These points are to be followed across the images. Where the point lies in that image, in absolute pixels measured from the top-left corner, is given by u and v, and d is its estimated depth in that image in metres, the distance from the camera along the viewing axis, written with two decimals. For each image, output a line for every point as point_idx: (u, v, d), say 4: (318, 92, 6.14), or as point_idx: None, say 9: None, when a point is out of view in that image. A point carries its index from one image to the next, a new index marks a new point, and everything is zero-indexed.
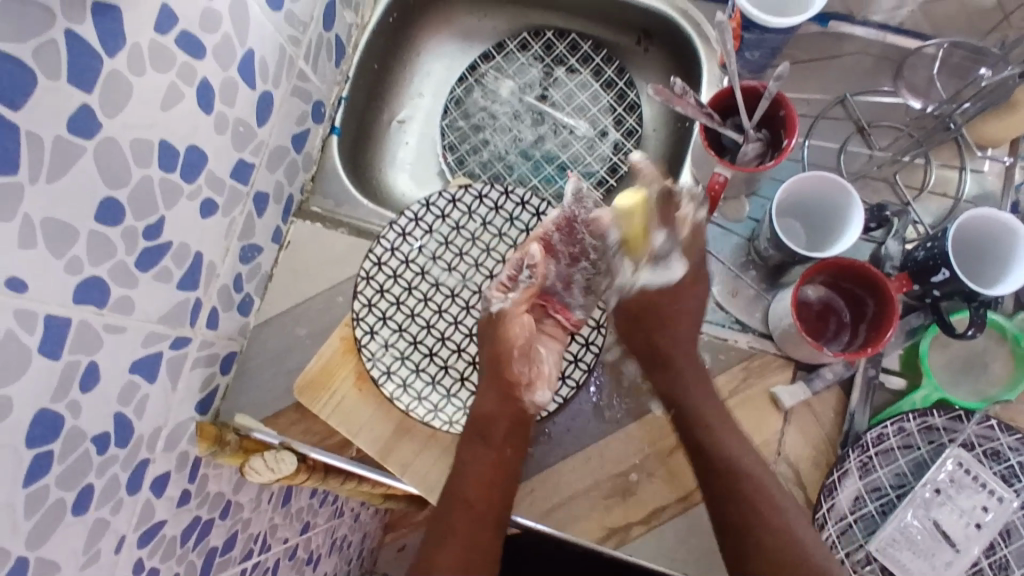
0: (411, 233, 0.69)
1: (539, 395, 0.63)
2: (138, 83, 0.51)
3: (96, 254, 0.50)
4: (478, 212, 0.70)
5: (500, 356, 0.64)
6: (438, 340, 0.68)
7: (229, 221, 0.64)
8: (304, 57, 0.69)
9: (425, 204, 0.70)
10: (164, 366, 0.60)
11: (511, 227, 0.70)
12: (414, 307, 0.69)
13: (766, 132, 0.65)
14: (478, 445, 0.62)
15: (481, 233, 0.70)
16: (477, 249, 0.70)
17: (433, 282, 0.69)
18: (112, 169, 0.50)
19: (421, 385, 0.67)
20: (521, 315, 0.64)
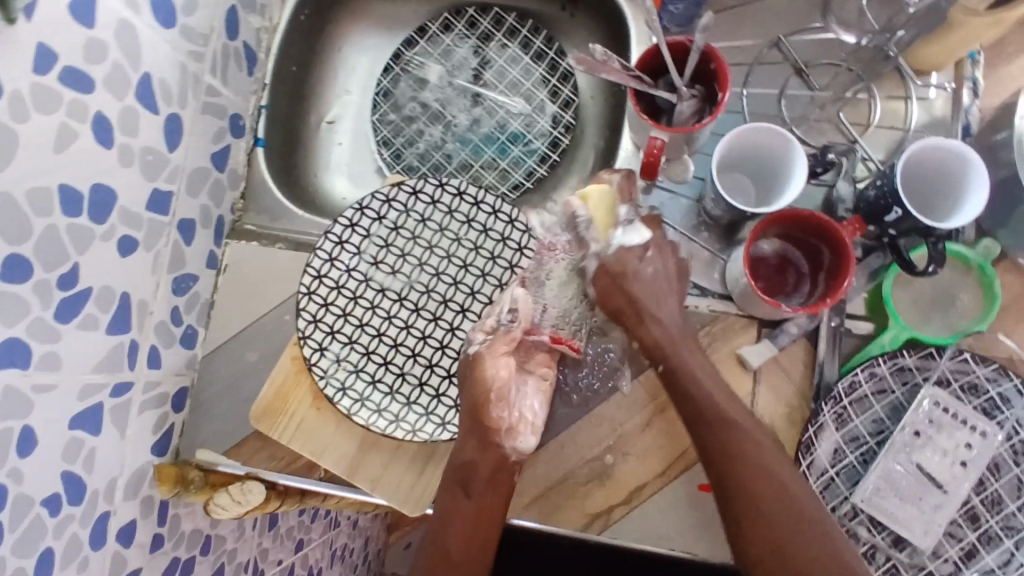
0: (348, 240, 0.66)
1: (520, 439, 0.59)
2: (24, 128, 0.47)
3: (9, 313, 0.47)
4: (416, 209, 0.67)
5: (478, 405, 0.59)
6: (391, 347, 0.66)
7: (155, 255, 0.61)
8: (210, 71, 0.65)
9: (359, 208, 0.66)
10: (107, 416, 0.58)
11: (453, 220, 0.67)
12: (362, 316, 0.66)
13: (700, 86, 0.63)
14: (461, 501, 0.60)
15: (422, 231, 0.68)
16: (420, 248, 0.68)
17: (378, 288, 0.67)
18: (11, 222, 0.47)
19: (379, 397, 0.64)
20: (499, 357, 0.59)
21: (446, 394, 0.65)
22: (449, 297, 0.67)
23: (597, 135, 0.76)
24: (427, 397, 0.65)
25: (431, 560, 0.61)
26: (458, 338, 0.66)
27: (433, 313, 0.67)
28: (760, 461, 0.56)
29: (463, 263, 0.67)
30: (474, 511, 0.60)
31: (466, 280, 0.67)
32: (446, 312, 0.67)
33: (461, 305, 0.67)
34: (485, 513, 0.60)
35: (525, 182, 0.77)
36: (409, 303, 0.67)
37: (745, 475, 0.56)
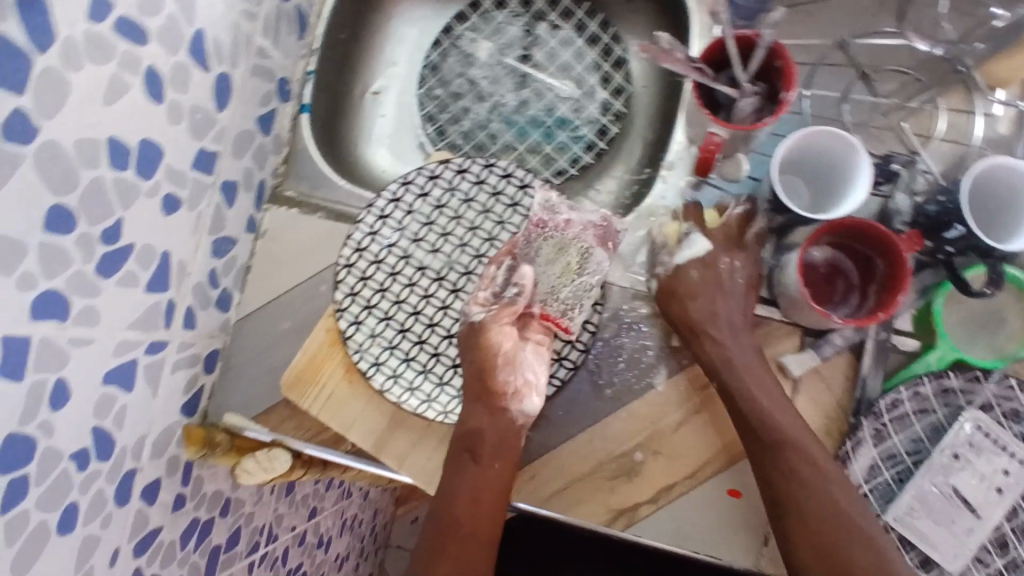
0: (391, 215, 0.66)
1: (526, 402, 0.61)
2: (78, 78, 0.46)
3: (51, 266, 0.47)
4: (461, 188, 0.67)
5: (483, 370, 0.62)
6: (427, 327, 0.65)
7: (197, 215, 0.60)
8: (262, 32, 0.64)
9: (403, 182, 0.67)
10: (140, 375, 0.57)
11: (497, 202, 0.67)
12: (400, 293, 0.65)
13: (763, 84, 0.61)
14: (469, 467, 0.59)
15: (465, 211, 0.67)
16: (462, 228, 0.67)
17: (418, 266, 0.66)
18: (59, 174, 0.46)
19: (412, 375, 0.64)
20: (502, 324, 0.62)
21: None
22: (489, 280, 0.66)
23: (647, 125, 0.74)
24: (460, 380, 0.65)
25: (435, 534, 0.59)
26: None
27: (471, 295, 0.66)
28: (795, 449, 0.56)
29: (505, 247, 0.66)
30: (484, 482, 0.58)
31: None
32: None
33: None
34: (492, 483, 0.58)
35: (570, 168, 0.76)
36: (448, 283, 0.66)
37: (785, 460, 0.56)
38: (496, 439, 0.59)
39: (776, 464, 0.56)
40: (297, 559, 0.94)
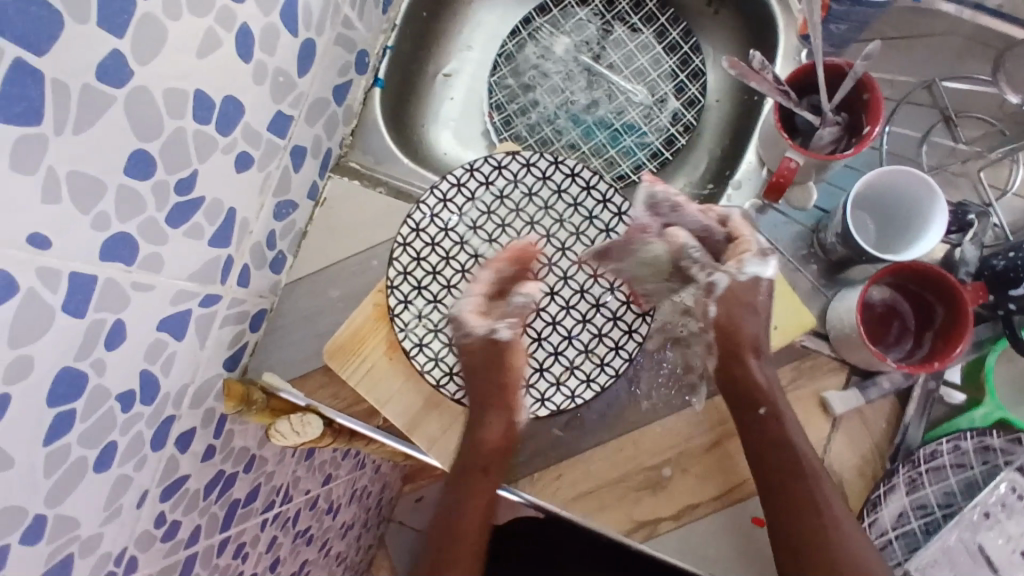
0: (452, 199, 0.66)
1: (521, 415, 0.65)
2: (175, 28, 0.46)
3: (125, 210, 0.48)
4: (525, 181, 0.67)
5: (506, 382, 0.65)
6: (474, 314, 0.66)
7: (265, 176, 0.61)
8: (350, 3, 0.64)
9: (468, 168, 0.66)
10: (192, 325, 0.58)
11: (559, 200, 0.66)
12: (451, 278, 0.66)
13: (846, 115, 0.60)
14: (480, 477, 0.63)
15: (526, 204, 0.67)
16: (521, 221, 0.67)
17: (472, 253, 0.66)
18: (145, 120, 0.46)
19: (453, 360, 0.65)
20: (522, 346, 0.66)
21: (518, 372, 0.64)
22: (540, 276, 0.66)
23: (716, 140, 0.74)
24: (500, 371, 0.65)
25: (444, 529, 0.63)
26: (541, 320, 0.65)
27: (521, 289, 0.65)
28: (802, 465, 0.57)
29: (560, 246, 0.66)
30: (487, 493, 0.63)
31: (560, 262, 0.66)
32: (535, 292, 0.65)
33: (550, 286, 0.65)
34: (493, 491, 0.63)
35: (631, 174, 0.75)
36: (499, 274, 0.66)
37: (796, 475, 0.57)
38: (499, 443, 0.63)
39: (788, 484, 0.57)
40: (307, 523, 0.95)
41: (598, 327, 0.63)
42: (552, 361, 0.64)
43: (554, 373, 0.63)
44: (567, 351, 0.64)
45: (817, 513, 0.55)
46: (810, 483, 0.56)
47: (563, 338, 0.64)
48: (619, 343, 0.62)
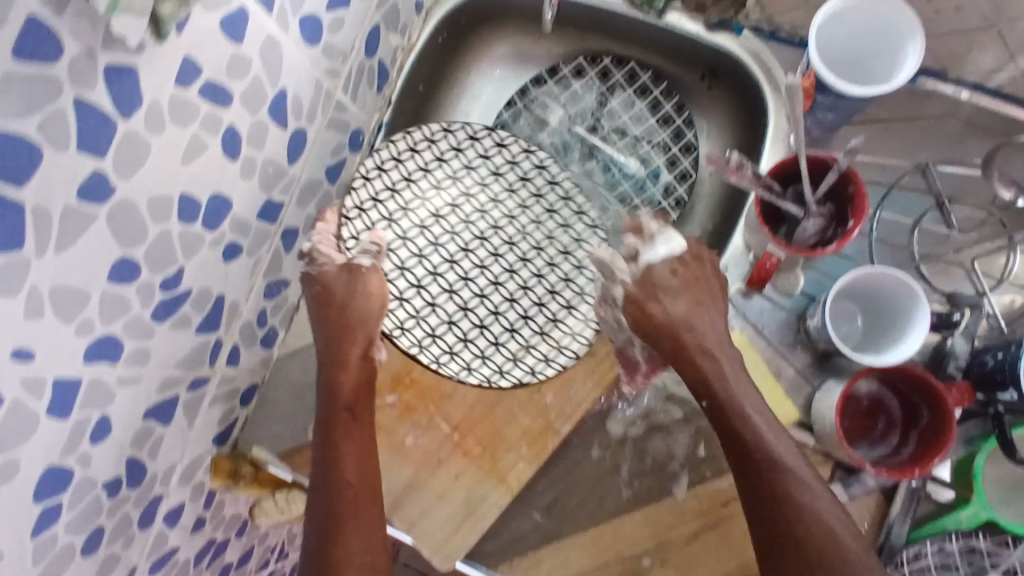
0: (421, 150, 0.71)
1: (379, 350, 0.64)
2: (158, 141, 0.47)
3: (109, 313, 0.49)
4: (495, 159, 0.72)
5: (350, 325, 0.63)
6: (428, 273, 0.69)
7: (255, 260, 0.62)
8: (343, 88, 0.66)
9: (444, 129, 0.72)
10: (180, 408, 0.60)
11: (523, 185, 0.72)
12: (408, 231, 0.70)
13: (831, 204, 0.60)
14: (346, 422, 0.59)
15: (490, 180, 0.72)
16: (485, 196, 0.72)
17: (432, 213, 0.71)
18: (128, 230, 0.48)
19: (403, 316, 0.67)
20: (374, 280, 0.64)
21: (472, 341, 0.67)
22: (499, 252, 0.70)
23: (706, 217, 0.74)
24: (452, 336, 0.67)
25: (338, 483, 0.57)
26: (498, 293, 0.69)
27: (480, 260, 0.70)
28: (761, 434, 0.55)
29: (520, 230, 0.71)
30: (361, 453, 0.58)
31: (521, 244, 0.70)
32: (495, 265, 0.70)
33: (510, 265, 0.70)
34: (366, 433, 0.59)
35: None
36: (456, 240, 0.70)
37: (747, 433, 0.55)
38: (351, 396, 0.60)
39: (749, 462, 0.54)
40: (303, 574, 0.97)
41: (566, 300, 0.68)
42: (507, 337, 0.68)
43: (512, 349, 0.67)
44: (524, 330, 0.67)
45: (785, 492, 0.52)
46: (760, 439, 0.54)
47: (520, 315, 0.68)
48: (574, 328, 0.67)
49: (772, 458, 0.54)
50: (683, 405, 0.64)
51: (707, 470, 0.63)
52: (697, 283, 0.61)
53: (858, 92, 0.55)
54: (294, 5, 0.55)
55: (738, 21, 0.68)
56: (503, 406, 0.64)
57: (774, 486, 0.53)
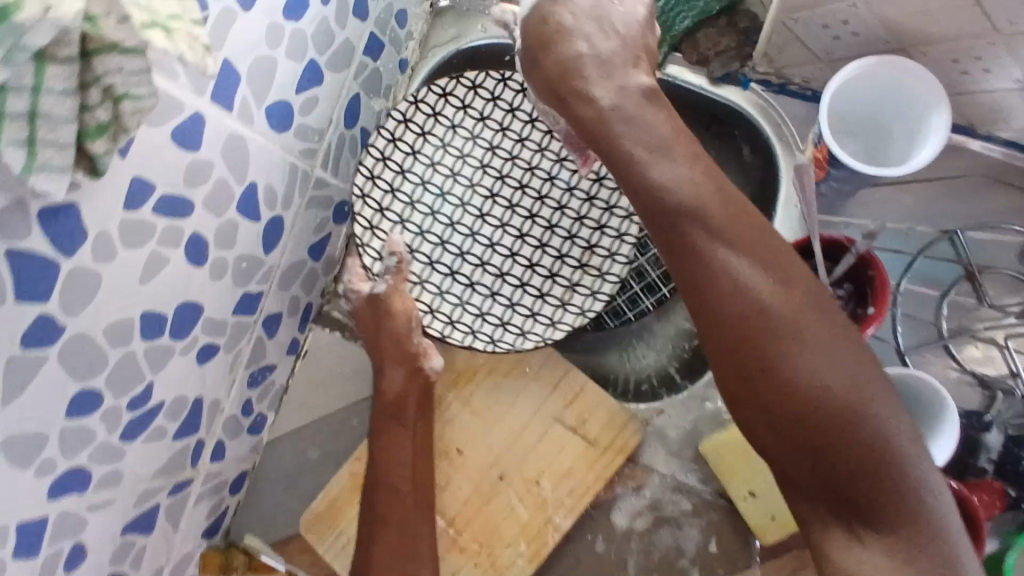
0: (400, 138, 0.64)
1: (434, 360, 0.62)
2: (110, 269, 0.44)
3: (73, 447, 0.47)
4: (474, 106, 0.64)
5: (393, 338, 0.61)
6: (457, 256, 0.64)
7: (233, 355, 0.59)
8: (321, 165, 0.62)
9: (414, 101, 0.64)
10: (161, 515, 0.58)
11: (504, 138, 0.64)
12: (422, 223, 0.64)
13: (849, 285, 0.54)
14: (394, 431, 0.60)
15: (481, 131, 0.64)
16: (480, 147, 0.64)
17: (450, 125, 0.64)
18: (85, 364, 0.45)
19: (450, 308, 0.64)
20: (404, 294, 0.62)
21: (490, 313, 0.63)
22: (516, 154, 0.64)
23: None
24: (470, 316, 0.63)
25: (378, 496, 0.59)
26: (518, 216, 0.64)
27: (500, 220, 0.64)
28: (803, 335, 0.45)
29: (527, 165, 0.64)
30: (410, 450, 0.60)
31: (548, 197, 0.63)
32: (514, 218, 0.64)
33: (529, 161, 0.64)
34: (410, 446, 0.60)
35: (627, 312, 0.68)
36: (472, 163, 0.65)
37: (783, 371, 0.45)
38: (399, 398, 0.61)
39: (758, 382, 0.46)
40: None
41: (605, 200, 0.62)
42: (532, 273, 0.63)
43: (556, 296, 0.62)
44: (546, 309, 0.63)
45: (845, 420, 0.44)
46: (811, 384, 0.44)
47: (546, 228, 0.63)
48: (593, 288, 0.62)
49: (803, 354, 0.45)
50: (691, 496, 0.61)
51: (715, 566, 0.59)
52: (639, 125, 0.51)
53: (874, 172, 0.49)
54: (257, 96, 0.51)
55: (746, 72, 0.60)
56: (501, 497, 0.61)
57: (823, 422, 0.44)
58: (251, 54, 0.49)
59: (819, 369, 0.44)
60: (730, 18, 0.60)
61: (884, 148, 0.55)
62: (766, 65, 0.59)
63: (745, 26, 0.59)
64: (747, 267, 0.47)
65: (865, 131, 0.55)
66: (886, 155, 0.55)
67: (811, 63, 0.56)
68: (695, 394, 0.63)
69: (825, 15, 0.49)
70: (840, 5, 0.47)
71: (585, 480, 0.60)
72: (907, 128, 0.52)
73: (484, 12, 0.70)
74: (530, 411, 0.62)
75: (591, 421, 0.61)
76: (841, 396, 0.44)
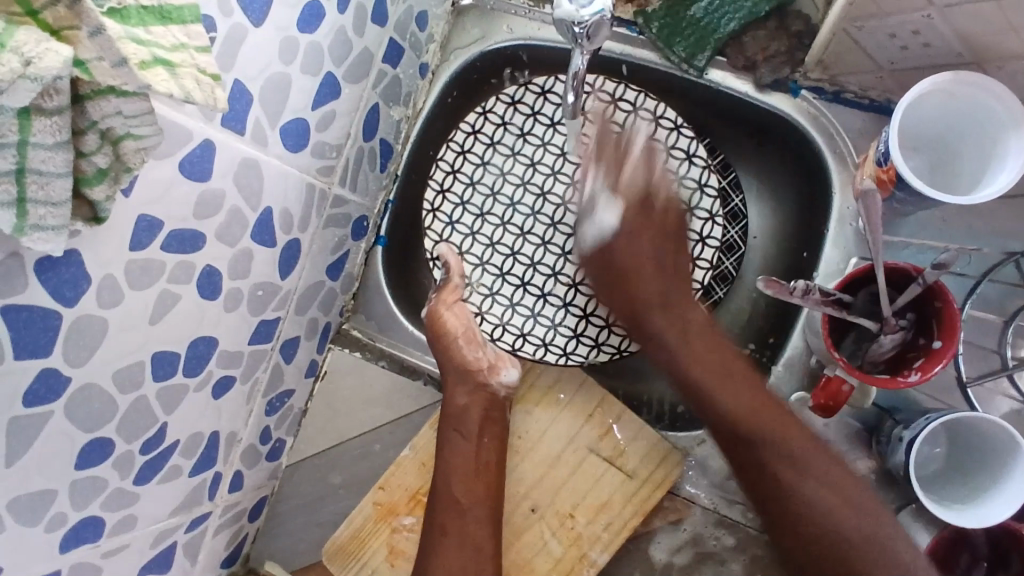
0: (470, 149, 0.67)
1: (503, 373, 0.61)
2: (116, 313, 0.41)
3: (84, 498, 0.44)
4: (544, 110, 0.66)
5: (445, 354, 0.61)
6: (528, 267, 0.66)
7: (250, 385, 0.57)
8: (340, 182, 0.59)
9: (482, 112, 0.67)
10: (180, 553, 0.55)
11: (576, 142, 0.65)
12: (493, 235, 0.66)
13: (913, 314, 0.50)
14: (457, 443, 0.58)
15: (551, 136, 0.66)
16: (551, 155, 0.66)
17: (519, 133, 0.67)
18: (92, 413, 0.42)
19: (520, 321, 0.65)
20: (454, 306, 0.62)
21: (563, 325, 0.64)
22: None
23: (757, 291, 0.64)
24: (542, 328, 0.64)
25: (437, 509, 0.57)
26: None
27: (572, 228, 0.65)
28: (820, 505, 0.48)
29: None
30: (473, 461, 0.58)
31: None
32: None
33: None
34: (474, 458, 0.58)
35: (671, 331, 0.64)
36: (545, 170, 0.66)
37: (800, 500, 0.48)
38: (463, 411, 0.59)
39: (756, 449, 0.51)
40: None
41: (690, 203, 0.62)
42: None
43: None
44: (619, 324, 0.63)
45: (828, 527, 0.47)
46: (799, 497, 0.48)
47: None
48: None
49: (806, 479, 0.48)
50: (736, 531, 0.58)
51: None
52: (632, 252, 0.59)
53: (948, 199, 0.45)
54: (272, 118, 0.48)
55: (796, 79, 0.58)
56: (532, 531, 0.59)
57: (803, 514, 0.48)
58: (264, 73, 0.45)
59: (813, 489, 0.48)
60: (779, 21, 0.57)
61: (953, 164, 0.51)
62: (820, 71, 0.56)
63: (797, 29, 0.56)
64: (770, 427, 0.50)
65: (938, 143, 0.51)
66: (953, 173, 0.51)
67: (872, 70, 0.52)
68: None
69: (894, 25, 0.45)
70: (912, 15, 0.43)
71: (623, 515, 0.57)
72: (982, 149, 0.48)
73: (512, 11, 0.65)
74: (560, 445, 0.60)
75: (629, 452, 0.58)
76: (815, 509, 0.48)
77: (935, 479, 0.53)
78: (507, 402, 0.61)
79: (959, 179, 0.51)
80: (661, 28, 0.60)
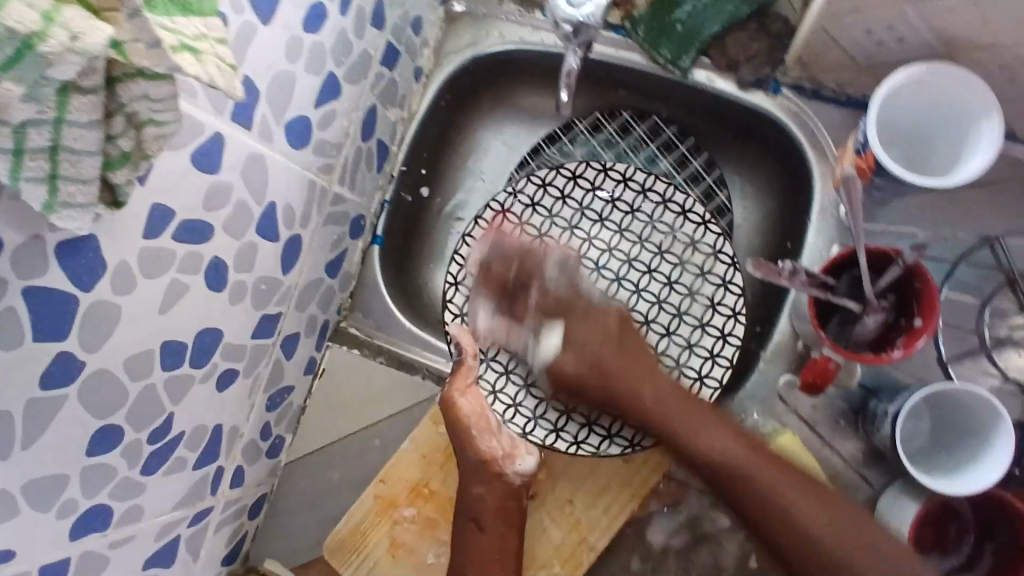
0: None
1: (519, 461, 0.59)
2: (127, 302, 0.42)
3: (94, 485, 0.45)
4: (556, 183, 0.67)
5: (461, 447, 0.59)
6: None
7: (253, 379, 0.57)
8: (339, 180, 0.60)
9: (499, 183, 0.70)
10: (182, 547, 0.56)
11: (588, 217, 0.68)
12: None
13: (893, 296, 0.53)
14: (474, 536, 0.57)
15: (563, 210, 0.67)
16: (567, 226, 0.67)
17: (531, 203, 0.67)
18: (104, 399, 0.43)
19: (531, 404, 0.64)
20: (467, 392, 0.60)
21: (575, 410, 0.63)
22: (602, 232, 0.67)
23: (748, 275, 0.67)
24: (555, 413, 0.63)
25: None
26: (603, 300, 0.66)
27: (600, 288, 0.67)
28: (793, 501, 0.52)
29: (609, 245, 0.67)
30: (498, 544, 0.57)
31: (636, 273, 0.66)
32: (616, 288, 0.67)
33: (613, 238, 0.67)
34: (493, 545, 0.57)
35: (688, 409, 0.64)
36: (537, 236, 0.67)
37: (712, 451, 0.55)
38: (480, 498, 0.58)
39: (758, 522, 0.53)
40: None
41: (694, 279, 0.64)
42: None
43: None
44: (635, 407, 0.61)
45: (808, 520, 0.52)
46: (788, 520, 0.52)
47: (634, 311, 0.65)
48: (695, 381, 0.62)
49: (725, 460, 0.54)
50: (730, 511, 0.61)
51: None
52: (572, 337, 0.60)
53: (926, 182, 0.48)
54: (277, 114, 0.49)
55: (776, 79, 0.61)
56: (532, 520, 0.60)
57: (787, 523, 0.52)
58: (271, 69, 0.47)
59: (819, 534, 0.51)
60: (760, 22, 0.60)
61: (927, 155, 0.55)
62: (799, 70, 0.59)
63: (777, 29, 0.59)
64: (666, 406, 0.57)
65: (911, 137, 0.55)
66: (931, 160, 0.55)
67: (850, 67, 0.55)
68: (731, 409, 0.62)
69: (870, 21, 0.48)
70: (888, 11, 0.46)
71: (620, 497, 0.59)
72: (952, 139, 0.52)
73: (502, 17, 0.68)
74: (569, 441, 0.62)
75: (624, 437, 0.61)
76: (806, 511, 0.52)
77: (922, 457, 0.55)
78: (523, 491, 0.59)
79: (935, 165, 0.55)
80: (647, 31, 0.62)
